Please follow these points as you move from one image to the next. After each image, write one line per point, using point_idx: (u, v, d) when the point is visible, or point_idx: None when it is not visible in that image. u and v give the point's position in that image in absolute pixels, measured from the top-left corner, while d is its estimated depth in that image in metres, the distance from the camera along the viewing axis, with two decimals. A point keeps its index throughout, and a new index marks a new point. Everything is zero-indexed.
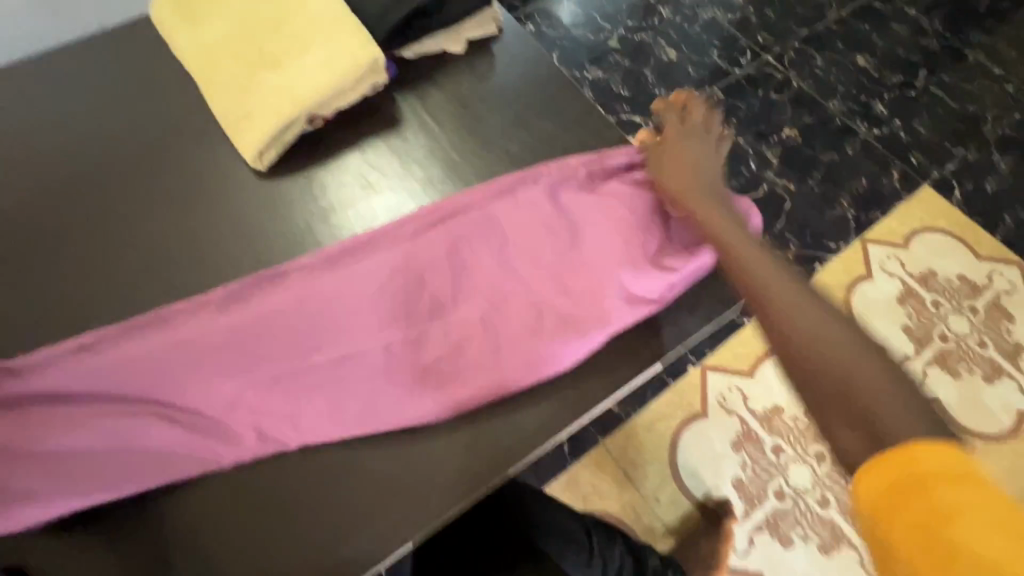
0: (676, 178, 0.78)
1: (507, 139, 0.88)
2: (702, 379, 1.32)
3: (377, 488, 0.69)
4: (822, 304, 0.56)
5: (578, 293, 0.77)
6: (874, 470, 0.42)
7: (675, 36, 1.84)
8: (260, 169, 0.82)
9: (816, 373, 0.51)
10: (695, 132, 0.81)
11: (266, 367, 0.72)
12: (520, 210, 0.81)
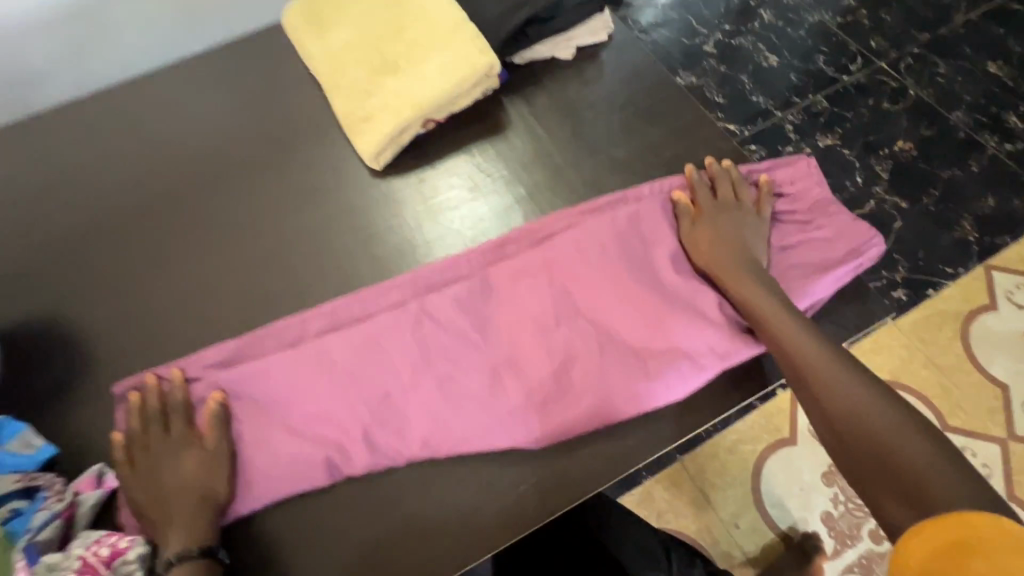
0: (717, 261, 0.76)
1: (614, 145, 0.87)
2: (793, 404, 1.25)
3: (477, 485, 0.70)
4: (865, 386, 0.63)
5: (684, 323, 0.74)
6: (919, 533, 0.50)
7: (777, 40, 1.75)
8: (375, 168, 0.86)
9: (861, 450, 0.60)
10: (738, 209, 0.80)
11: (365, 378, 0.72)
12: (618, 232, 0.78)
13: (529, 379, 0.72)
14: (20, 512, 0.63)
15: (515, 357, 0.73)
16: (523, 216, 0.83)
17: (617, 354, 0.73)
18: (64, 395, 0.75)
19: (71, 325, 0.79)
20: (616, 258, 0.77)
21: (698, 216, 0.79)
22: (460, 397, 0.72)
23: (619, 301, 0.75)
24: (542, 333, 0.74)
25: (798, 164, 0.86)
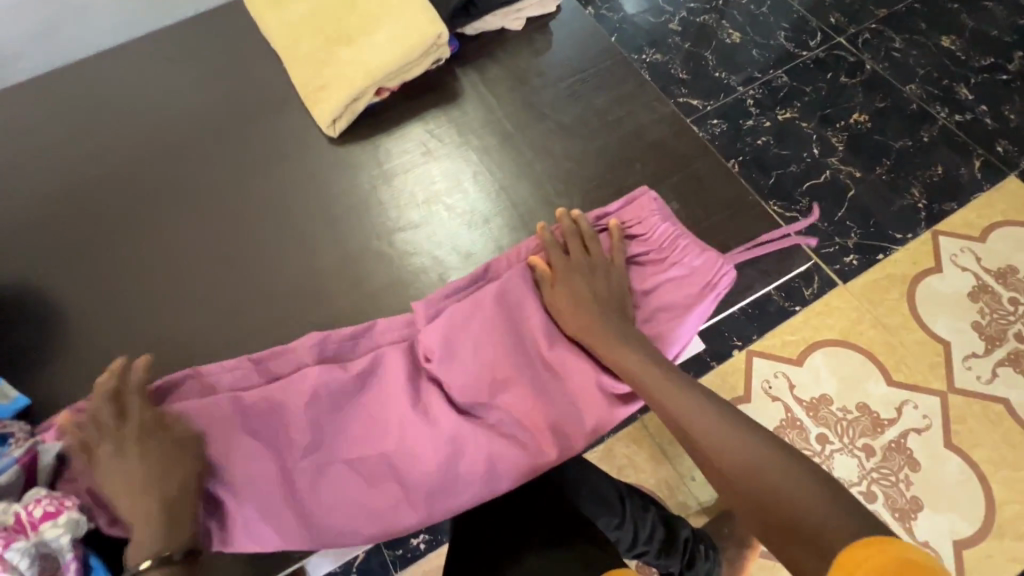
0: (587, 331, 0.73)
1: (561, 111, 0.91)
2: (748, 364, 1.32)
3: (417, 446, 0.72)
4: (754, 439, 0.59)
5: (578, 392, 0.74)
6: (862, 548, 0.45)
7: (740, 18, 1.79)
8: (332, 136, 0.90)
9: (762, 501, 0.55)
10: (594, 267, 0.76)
11: (246, 458, 0.69)
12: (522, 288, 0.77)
13: (445, 444, 0.71)
14: None
15: (426, 426, 0.72)
16: (472, 178, 0.87)
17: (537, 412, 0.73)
18: (30, 356, 0.78)
19: (37, 290, 0.82)
20: (517, 317, 0.76)
21: (556, 280, 0.75)
22: (373, 466, 0.71)
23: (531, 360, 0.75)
24: (454, 400, 0.73)
25: (640, 199, 0.80)
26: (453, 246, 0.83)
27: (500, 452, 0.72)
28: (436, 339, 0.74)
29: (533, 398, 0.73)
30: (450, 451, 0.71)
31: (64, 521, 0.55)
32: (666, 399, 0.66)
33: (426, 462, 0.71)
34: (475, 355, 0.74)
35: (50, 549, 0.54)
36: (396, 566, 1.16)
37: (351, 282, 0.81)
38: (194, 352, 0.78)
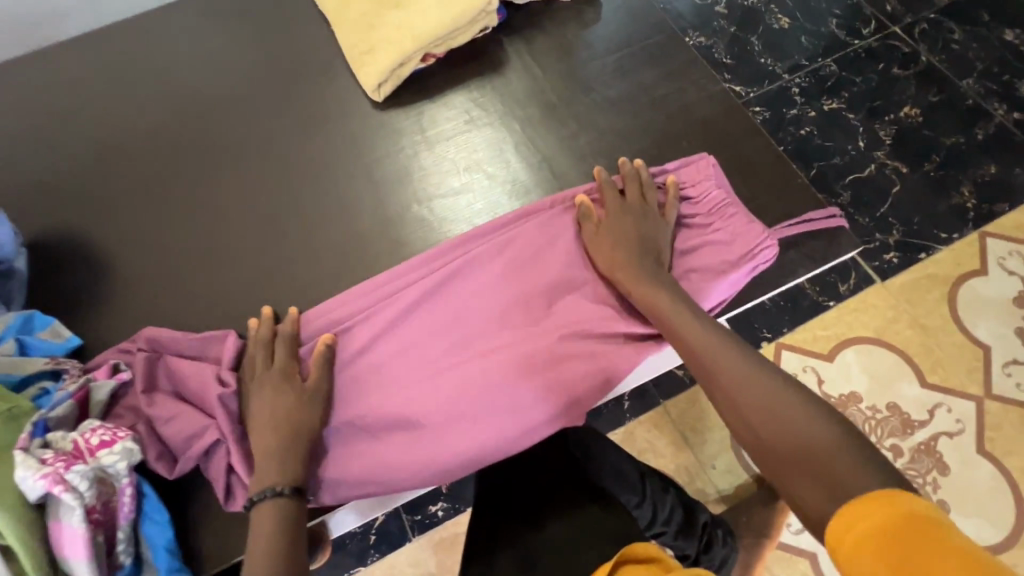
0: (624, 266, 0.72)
1: (607, 85, 0.90)
2: (776, 357, 1.30)
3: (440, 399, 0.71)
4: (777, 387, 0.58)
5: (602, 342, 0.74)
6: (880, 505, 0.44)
7: (790, 2, 1.72)
8: (376, 101, 0.90)
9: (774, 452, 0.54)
10: (644, 213, 0.75)
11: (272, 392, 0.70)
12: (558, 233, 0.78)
13: (467, 379, 0.71)
14: (48, 391, 0.68)
15: (454, 360, 0.73)
16: (514, 148, 0.87)
17: (563, 359, 0.73)
18: (80, 301, 0.81)
19: (86, 238, 0.85)
20: (551, 261, 0.76)
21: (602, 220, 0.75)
22: (390, 401, 0.71)
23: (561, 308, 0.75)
24: (482, 339, 0.74)
25: (697, 163, 0.81)
26: (492, 214, 0.83)
27: (523, 396, 0.71)
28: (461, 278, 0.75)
29: (558, 344, 0.73)
30: (472, 387, 0.71)
31: (119, 448, 0.58)
32: (692, 334, 0.65)
33: (447, 398, 0.71)
34: (507, 296, 0.75)
35: (106, 473, 0.58)
36: (413, 531, 1.19)
37: (390, 244, 0.82)
38: (235, 304, 0.80)
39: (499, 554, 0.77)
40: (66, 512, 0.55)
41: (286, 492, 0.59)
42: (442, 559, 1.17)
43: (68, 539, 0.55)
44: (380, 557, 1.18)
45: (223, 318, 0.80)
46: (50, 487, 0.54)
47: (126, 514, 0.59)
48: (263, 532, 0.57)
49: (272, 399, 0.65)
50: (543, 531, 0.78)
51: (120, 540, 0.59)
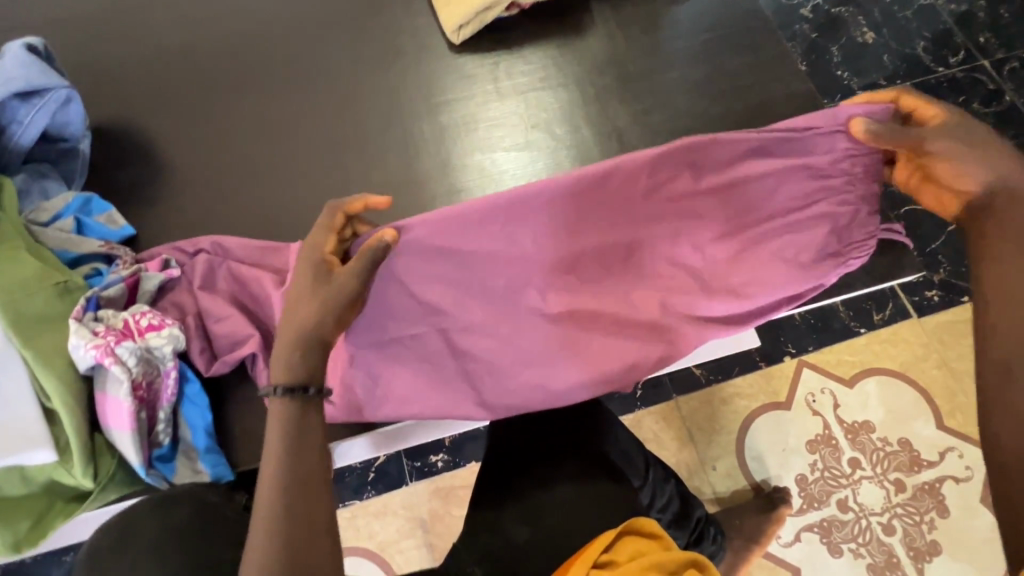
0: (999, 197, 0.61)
1: (689, 65, 0.87)
2: (797, 373, 1.29)
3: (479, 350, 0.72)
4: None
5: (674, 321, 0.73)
6: None
7: (879, 17, 1.65)
8: (454, 43, 0.88)
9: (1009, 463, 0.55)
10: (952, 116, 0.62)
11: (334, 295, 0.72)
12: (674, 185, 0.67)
13: (532, 329, 0.72)
14: (100, 272, 0.70)
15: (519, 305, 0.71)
16: (587, 113, 0.85)
17: (629, 323, 0.73)
18: (134, 194, 0.82)
19: (148, 134, 0.85)
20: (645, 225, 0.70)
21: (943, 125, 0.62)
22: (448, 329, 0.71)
23: (637, 270, 0.73)
24: (554, 290, 0.71)
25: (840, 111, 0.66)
26: (554, 175, 0.81)
27: (583, 354, 0.72)
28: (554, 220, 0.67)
29: (630, 309, 0.73)
30: (535, 335, 0.72)
31: (166, 334, 0.61)
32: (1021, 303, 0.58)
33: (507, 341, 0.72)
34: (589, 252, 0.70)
35: (152, 355, 0.60)
36: (412, 476, 1.21)
37: (448, 188, 0.81)
38: (285, 222, 0.80)
39: (508, 506, 0.79)
40: (113, 385, 0.58)
41: (309, 392, 0.56)
42: (436, 507, 1.20)
43: (113, 411, 0.58)
44: (376, 495, 1.21)
45: (271, 233, 0.80)
46: (100, 358, 0.57)
47: (167, 396, 0.62)
48: (275, 432, 0.55)
49: (299, 292, 0.58)
50: (551, 488, 0.79)
51: (162, 419, 0.62)
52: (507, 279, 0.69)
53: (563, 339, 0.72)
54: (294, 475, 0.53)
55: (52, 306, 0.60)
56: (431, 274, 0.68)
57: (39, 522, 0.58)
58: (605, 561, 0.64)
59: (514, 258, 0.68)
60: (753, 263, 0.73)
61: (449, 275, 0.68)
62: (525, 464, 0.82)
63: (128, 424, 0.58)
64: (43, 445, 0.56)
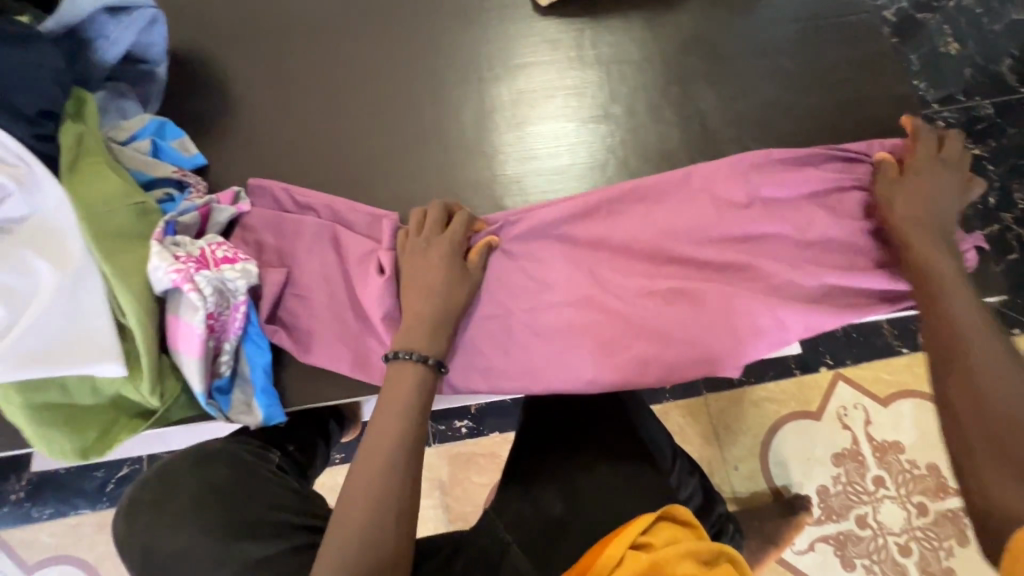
0: (910, 228, 0.66)
1: (781, 53, 0.83)
2: (831, 385, 1.27)
3: (548, 327, 0.70)
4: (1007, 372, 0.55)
5: (755, 314, 0.68)
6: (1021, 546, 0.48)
7: (967, 28, 1.55)
8: (540, 4, 0.85)
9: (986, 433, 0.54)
10: (944, 163, 0.68)
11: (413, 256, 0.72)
12: (712, 184, 0.73)
13: (601, 316, 0.70)
14: (172, 198, 0.70)
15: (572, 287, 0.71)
16: (670, 92, 0.82)
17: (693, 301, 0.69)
18: (200, 123, 0.81)
19: (217, 63, 0.84)
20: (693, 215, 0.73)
21: (906, 166, 0.69)
22: (513, 305, 0.71)
23: (698, 261, 0.71)
24: (608, 271, 0.71)
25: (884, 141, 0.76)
26: (630, 152, 0.79)
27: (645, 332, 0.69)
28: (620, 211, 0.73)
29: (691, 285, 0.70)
30: (589, 314, 0.70)
31: (241, 268, 0.61)
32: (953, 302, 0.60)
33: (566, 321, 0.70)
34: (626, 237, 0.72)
35: (225, 288, 0.61)
36: (434, 438, 1.23)
37: (521, 153, 0.79)
38: (350, 169, 0.79)
39: (542, 479, 0.77)
40: (187, 311, 0.59)
41: (430, 362, 0.60)
42: (455, 471, 1.21)
43: (184, 335, 0.59)
44: None
45: (334, 178, 0.78)
46: (179, 282, 0.57)
47: (235, 329, 0.63)
48: (399, 394, 0.59)
49: (426, 262, 0.64)
50: (591, 463, 0.78)
51: (226, 350, 0.63)
52: (577, 265, 0.72)
53: (634, 326, 0.69)
54: (408, 441, 0.58)
55: (131, 225, 0.61)
56: (513, 261, 0.72)
57: (105, 433, 0.59)
58: (643, 543, 0.64)
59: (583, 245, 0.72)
60: (821, 268, 0.71)
61: (525, 258, 0.72)
62: (560, 445, 0.80)
63: (196, 350, 0.59)
64: (113, 359, 0.56)
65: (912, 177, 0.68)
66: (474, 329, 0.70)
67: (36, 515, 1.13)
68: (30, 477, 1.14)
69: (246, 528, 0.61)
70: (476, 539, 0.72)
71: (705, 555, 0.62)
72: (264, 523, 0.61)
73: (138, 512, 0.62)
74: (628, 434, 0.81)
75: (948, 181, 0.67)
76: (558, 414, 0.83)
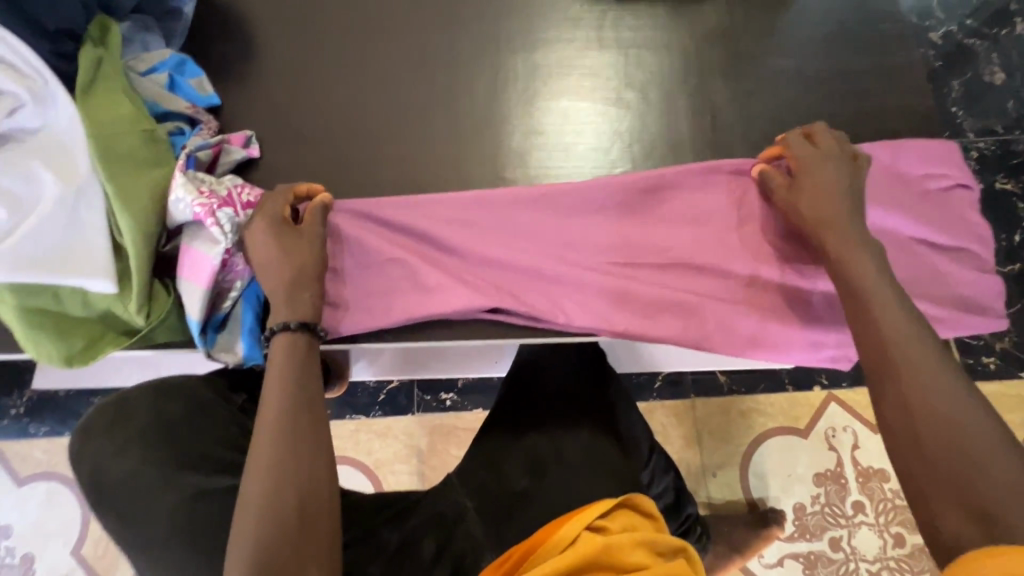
0: (849, 219, 0.63)
1: (805, 55, 0.82)
2: (822, 405, 1.25)
3: (558, 294, 0.67)
4: None
5: (762, 314, 0.68)
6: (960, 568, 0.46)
7: (1016, 57, 1.44)
8: None
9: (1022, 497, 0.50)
10: (819, 168, 0.66)
11: (456, 226, 0.69)
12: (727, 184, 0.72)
13: (609, 297, 0.67)
14: (182, 132, 0.71)
15: (585, 281, 0.67)
16: (687, 81, 0.81)
17: (695, 290, 0.68)
18: (218, 64, 0.82)
19: (244, 8, 0.85)
20: (716, 223, 0.70)
21: (810, 188, 0.65)
22: (518, 277, 0.68)
23: (709, 256, 0.69)
24: (620, 258, 0.69)
25: (916, 148, 0.74)
26: (641, 137, 0.78)
27: (657, 341, 0.66)
28: (633, 196, 0.71)
29: (701, 278, 0.69)
30: (591, 298, 0.67)
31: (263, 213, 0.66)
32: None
33: (570, 317, 0.66)
34: (640, 230, 0.70)
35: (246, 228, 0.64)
36: (418, 407, 1.25)
37: (527, 126, 0.79)
38: (358, 124, 0.79)
39: (512, 447, 0.76)
40: (205, 243, 0.62)
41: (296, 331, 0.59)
42: (434, 442, 1.23)
43: (196, 265, 0.62)
44: (381, 417, 1.24)
45: (341, 132, 0.79)
46: (203, 216, 0.61)
47: (244, 273, 0.64)
48: (277, 366, 0.57)
49: (261, 245, 0.61)
50: (569, 434, 0.77)
51: (235, 289, 0.65)
52: (585, 247, 0.69)
53: (648, 312, 0.66)
54: (296, 403, 0.55)
55: (138, 149, 0.62)
56: (514, 238, 0.69)
57: (90, 347, 0.61)
58: (598, 526, 0.63)
59: (593, 230, 0.70)
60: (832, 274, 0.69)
61: (528, 233, 0.69)
62: (533, 420, 0.79)
63: (206, 282, 0.62)
64: (104, 276, 0.58)
65: (810, 181, 0.65)
66: (479, 315, 0.67)
67: (32, 431, 1.18)
68: (31, 395, 1.19)
69: (189, 460, 0.64)
70: (432, 504, 0.71)
71: (659, 546, 0.62)
72: (210, 461, 0.64)
73: (91, 436, 0.66)
74: (606, 419, 0.80)
75: (849, 178, 0.65)
76: (534, 396, 0.82)
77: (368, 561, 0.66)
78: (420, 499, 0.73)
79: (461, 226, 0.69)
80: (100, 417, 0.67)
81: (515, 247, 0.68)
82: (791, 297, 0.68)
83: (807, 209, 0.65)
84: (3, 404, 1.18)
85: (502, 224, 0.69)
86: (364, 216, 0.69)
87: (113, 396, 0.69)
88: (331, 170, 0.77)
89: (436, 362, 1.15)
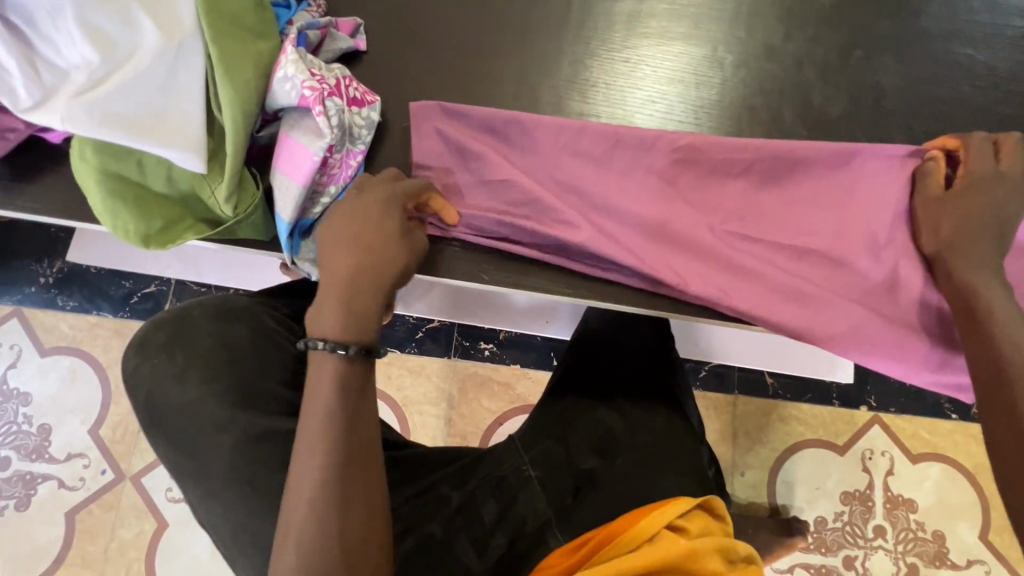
0: (986, 239, 0.58)
1: (996, 46, 0.70)
2: (865, 425, 1.20)
3: (670, 259, 0.63)
4: None
5: (882, 324, 0.63)
6: None
7: None
8: None
9: None
10: (988, 181, 0.59)
11: (573, 161, 0.64)
12: (875, 176, 0.64)
13: (722, 267, 0.63)
14: (287, 4, 0.62)
15: (700, 244, 0.63)
16: (853, 50, 0.70)
17: (816, 280, 0.63)
18: None
19: None
20: (853, 213, 0.64)
21: (966, 206, 0.59)
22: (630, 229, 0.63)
23: (839, 248, 0.63)
24: (741, 230, 0.64)
25: None
26: (789, 106, 0.69)
27: (769, 324, 0.63)
28: (769, 166, 0.64)
29: (824, 270, 0.64)
30: (704, 266, 0.63)
31: (367, 115, 0.58)
32: None
33: (681, 281, 0.62)
34: (768, 203, 0.65)
35: (348, 124, 0.56)
36: (455, 352, 1.16)
37: (662, 68, 0.70)
38: (474, 33, 0.70)
39: (578, 424, 0.71)
40: (306, 134, 0.55)
41: (350, 354, 0.52)
42: (467, 389, 1.15)
43: (293, 158, 0.55)
44: (416, 353, 1.17)
45: (455, 38, 0.70)
46: (311, 102, 0.53)
47: (344, 178, 0.58)
48: (317, 396, 0.52)
49: (370, 217, 0.55)
50: (645, 416, 0.72)
51: (329, 195, 0.58)
52: (707, 211, 0.64)
53: (761, 292, 0.63)
54: (338, 452, 0.50)
55: (245, 12, 0.54)
56: (634, 187, 0.64)
57: (167, 228, 0.55)
58: (678, 525, 0.59)
59: (719, 195, 0.64)
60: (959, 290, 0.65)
61: (651, 184, 0.64)
62: (602, 393, 0.74)
63: (302, 180, 0.55)
64: (192, 150, 0.51)
65: (961, 193, 0.60)
66: (581, 262, 0.64)
67: (60, 304, 1.13)
68: (61, 267, 1.13)
69: (248, 399, 0.62)
70: (495, 466, 0.69)
71: (735, 555, 0.58)
72: (275, 401, 0.62)
73: (146, 356, 0.63)
74: (682, 408, 0.74)
75: (1021, 199, 0.58)
76: (606, 373, 0.75)
77: (430, 518, 0.64)
78: (483, 455, 0.71)
79: (577, 163, 0.64)
80: (157, 335, 0.64)
81: (634, 196, 0.63)
82: (920, 309, 0.63)
83: (955, 226, 0.59)
84: (33, 270, 1.13)
85: (624, 170, 0.64)
86: (479, 134, 0.64)
87: (167, 312, 0.66)
88: (438, 80, 0.69)
89: (484, 310, 1.12)
